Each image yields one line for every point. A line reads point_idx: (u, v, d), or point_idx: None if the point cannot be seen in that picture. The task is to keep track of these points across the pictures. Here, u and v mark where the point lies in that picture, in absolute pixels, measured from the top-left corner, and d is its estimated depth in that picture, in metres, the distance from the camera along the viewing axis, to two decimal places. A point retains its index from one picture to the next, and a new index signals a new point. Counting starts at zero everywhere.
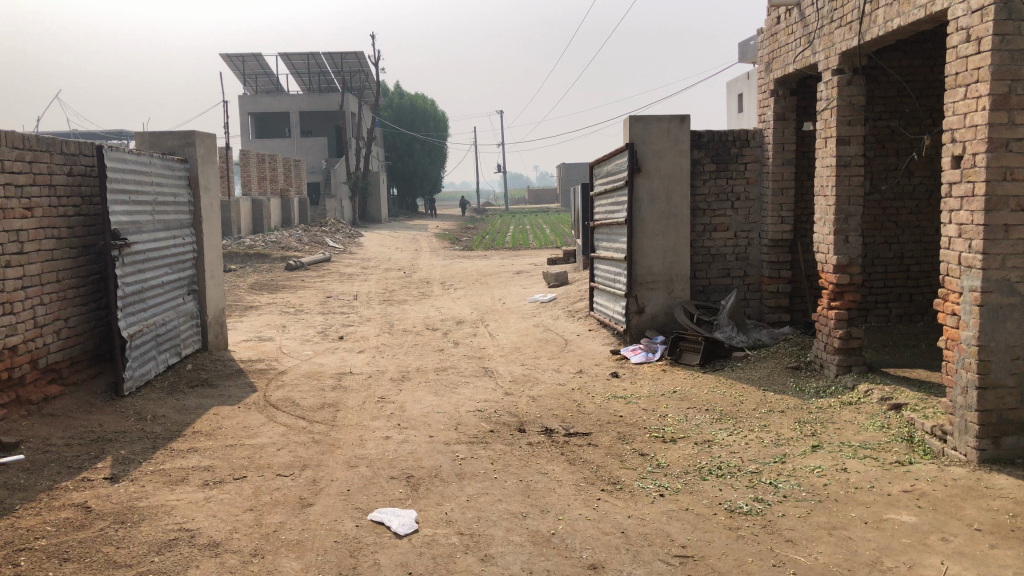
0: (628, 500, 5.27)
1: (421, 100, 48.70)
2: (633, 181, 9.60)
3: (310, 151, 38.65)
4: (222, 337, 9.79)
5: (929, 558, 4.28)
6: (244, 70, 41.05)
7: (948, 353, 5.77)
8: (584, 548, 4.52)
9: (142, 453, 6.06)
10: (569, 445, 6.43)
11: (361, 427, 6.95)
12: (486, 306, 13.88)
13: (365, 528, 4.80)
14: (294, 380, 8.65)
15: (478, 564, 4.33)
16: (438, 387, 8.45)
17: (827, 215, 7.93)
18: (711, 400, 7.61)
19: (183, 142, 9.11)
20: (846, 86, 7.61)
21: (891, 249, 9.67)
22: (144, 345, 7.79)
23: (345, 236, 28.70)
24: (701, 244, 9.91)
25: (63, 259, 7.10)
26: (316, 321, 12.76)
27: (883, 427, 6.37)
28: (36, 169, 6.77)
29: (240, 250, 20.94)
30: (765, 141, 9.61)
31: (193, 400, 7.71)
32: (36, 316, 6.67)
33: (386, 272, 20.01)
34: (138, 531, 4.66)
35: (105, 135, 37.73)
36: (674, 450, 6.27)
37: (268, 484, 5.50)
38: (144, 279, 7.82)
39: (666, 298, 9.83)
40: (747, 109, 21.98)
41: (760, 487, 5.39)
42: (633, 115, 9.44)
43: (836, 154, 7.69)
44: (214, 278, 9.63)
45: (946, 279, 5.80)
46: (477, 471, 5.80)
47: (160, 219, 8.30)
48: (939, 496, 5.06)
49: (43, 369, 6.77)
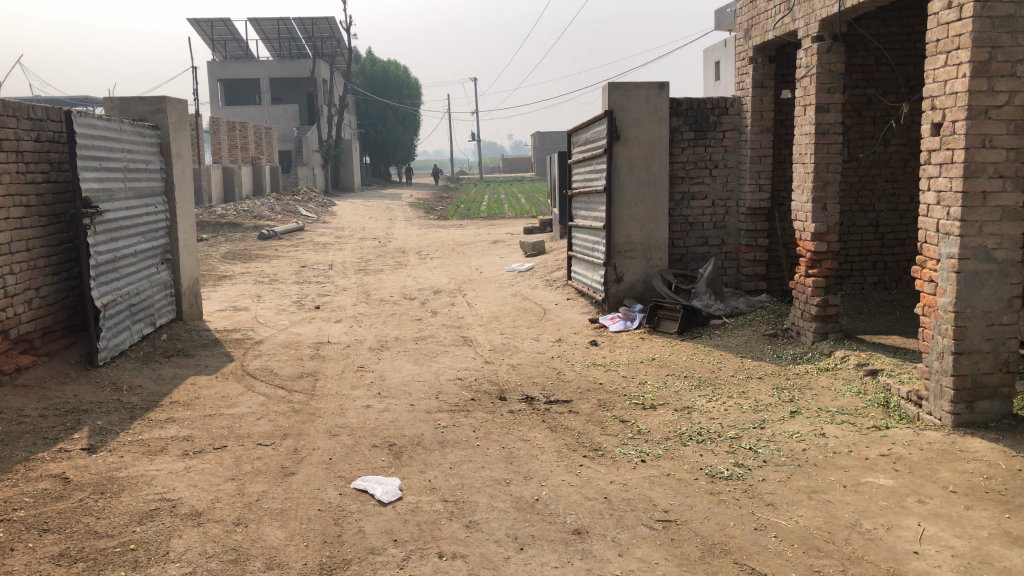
0: (610, 466, 5.31)
1: (394, 65, 48.19)
2: (612, 149, 9.56)
3: (281, 118, 38.08)
4: (197, 307, 9.68)
5: (907, 520, 4.36)
6: (214, 35, 40.27)
7: (924, 320, 5.84)
8: (569, 514, 4.55)
9: (119, 424, 5.99)
10: (550, 413, 6.45)
11: (341, 396, 6.91)
12: (463, 276, 13.83)
13: (349, 496, 4.79)
14: (271, 350, 8.58)
15: (463, 531, 4.34)
16: (417, 355, 8.43)
17: (805, 182, 7.95)
18: (689, 367, 7.66)
19: (154, 108, 8.90)
20: (826, 53, 7.61)
21: (866, 217, 9.75)
22: (117, 315, 7.67)
23: (318, 205, 28.41)
24: (680, 212, 9.91)
25: (33, 227, 6.93)
26: (291, 290, 12.64)
27: (860, 393, 6.47)
28: (3, 135, 6.57)
29: (212, 220, 20.66)
30: (744, 109, 9.62)
31: (169, 370, 7.62)
32: (7, 286, 6.53)
33: (361, 241, 19.87)
34: (118, 501, 4.61)
35: (70, 102, 37.08)
36: (655, 417, 6.30)
37: (248, 453, 5.46)
38: (116, 248, 7.68)
39: (644, 267, 9.86)
40: (724, 76, 21.94)
41: (740, 452, 5.45)
42: (612, 82, 9.37)
43: (815, 121, 7.70)
44: (188, 246, 9.49)
45: (924, 246, 5.86)
46: (459, 439, 5.80)
47: (132, 187, 8.13)
48: (915, 459, 5.15)
49: (15, 339, 6.64)
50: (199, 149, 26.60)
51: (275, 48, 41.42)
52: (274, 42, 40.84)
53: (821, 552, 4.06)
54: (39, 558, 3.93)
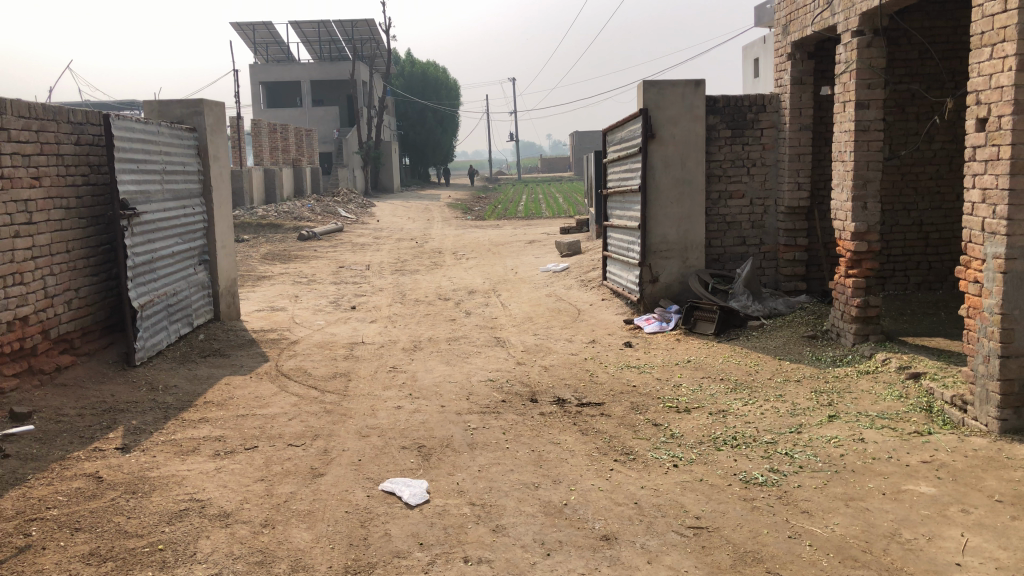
0: (642, 470, 5.22)
1: (433, 66, 48.30)
2: (647, 148, 9.44)
3: (322, 120, 38.47)
4: (234, 307, 9.79)
5: (949, 530, 4.20)
6: (255, 38, 40.84)
7: (969, 322, 5.66)
8: (597, 519, 4.47)
9: (154, 423, 6.05)
10: (581, 415, 6.38)
11: (372, 397, 6.92)
12: (498, 276, 13.80)
13: (376, 498, 4.78)
14: (306, 350, 8.63)
15: (489, 535, 4.29)
16: (450, 356, 8.41)
17: (845, 180, 7.76)
18: (726, 369, 7.52)
19: (191, 111, 9.02)
20: (866, 48, 7.41)
21: (910, 216, 9.50)
22: (155, 316, 7.77)
23: (356, 205, 28.59)
24: (717, 212, 9.76)
25: (72, 229, 7.04)
26: (328, 291, 12.73)
27: (901, 397, 6.28)
28: (43, 138, 6.68)
29: (253, 221, 20.90)
30: (783, 106, 9.44)
31: (205, 369, 7.71)
32: (47, 286, 6.64)
33: (398, 241, 20.01)
34: (149, 501, 4.64)
35: (116, 105, 37.90)
36: (688, 420, 6.19)
37: (278, 454, 5.48)
38: (153, 250, 7.77)
39: (680, 267, 9.72)
40: (764, 73, 21.63)
41: (775, 457, 5.32)
42: (647, 80, 9.26)
43: (855, 118, 7.51)
44: (226, 247, 9.59)
45: (968, 246, 5.67)
46: (489, 441, 5.76)
47: (170, 189, 8.24)
48: (959, 466, 4.97)
49: (55, 339, 6.75)
50: (241, 151, 26.94)
51: (315, 50, 41.84)
52: (315, 44, 41.27)
53: (858, 562, 3.93)
54: (70, 557, 3.97)
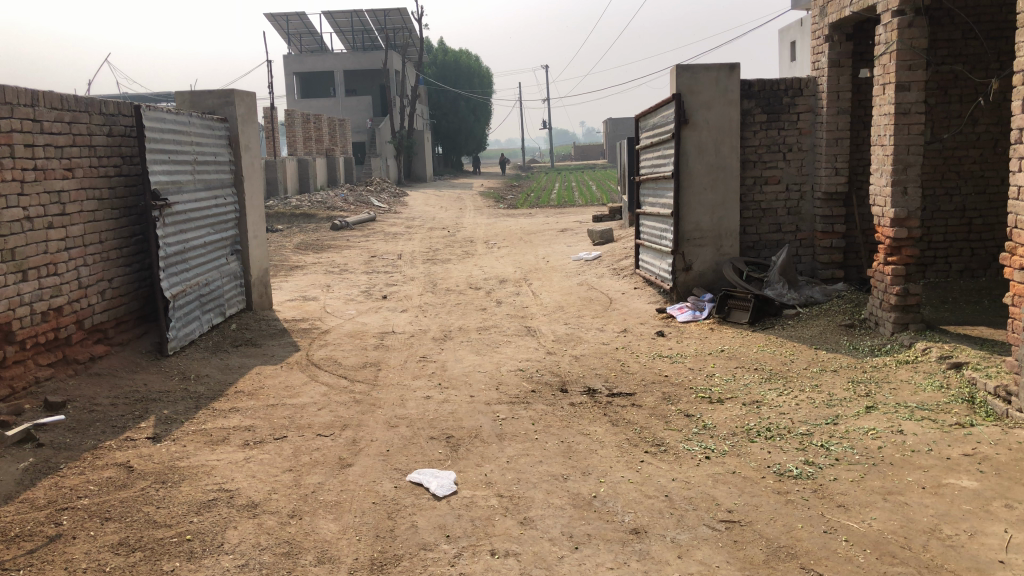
0: (673, 462, 5.12)
1: (466, 55, 48.13)
2: (680, 133, 9.28)
3: (355, 110, 38.66)
4: (266, 297, 9.85)
5: (992, 526, 4.06)
6: (289, 29, 41.03)
7: (1015, 310, 5.52)
8: (627, 512, 4.40)
9: (185, 413, 6.10)
10: (612, 406, 6.30)
11: (402, 386, 6.90)
12: (529, 265, 13.73)
13: (404, 489, 4.75)
14: (336, 339, 8.64)
15: (517, 528, 4.23)
16: (480, 346, 8.35)
17: (884, 165, 7.55)
18: (760, 359, 7.38)
19: (223, 101, 9.06)
20: (907, 28, 7.19)
21: (952, 201, 9.24)
22: (187, 305, 7.82)
23: (389, 195, 28.67)
24: (752, 198, 9.58)
25: (105, 220, 7.09)
26: (360, 280, 12.74)
27: (942, 387, 6.11)
28: (76, 129, 6.72)
29: (286, 211, 21.06)
30: (820, 89, 9.23)
31: (237, 359, 7.74)
32: (80, 277, 6.70)
33: (431, 230, 20.03)
34: (179, 490, 4.66)
35: (151, 97, 38.33)
36: (722, 411, 6.08)
37: (308, 444, 5.48)
38: (185, 241, 7.81)
39: (714, 254, 9.56)
40: (801, 58, 21.24)
41: (811, 449, 5.19)
42: (680, 64, 9.09)
43: (895, 101, 7.29)
44: (258, 238, 9.63)
45: (1014, 232, 5.53)
46: (518, 432, 5.70)
47: (201, 179, 8.27)
48: (1004, 460, 4.80)
49: (89, 329, 6.82)
50: (275, 142, 27.12)
51: (348, 40, 41.97)
52: (348, 34, 41.39)
53: (896, 559, 3.81)
54: (99, 546, 3.99)
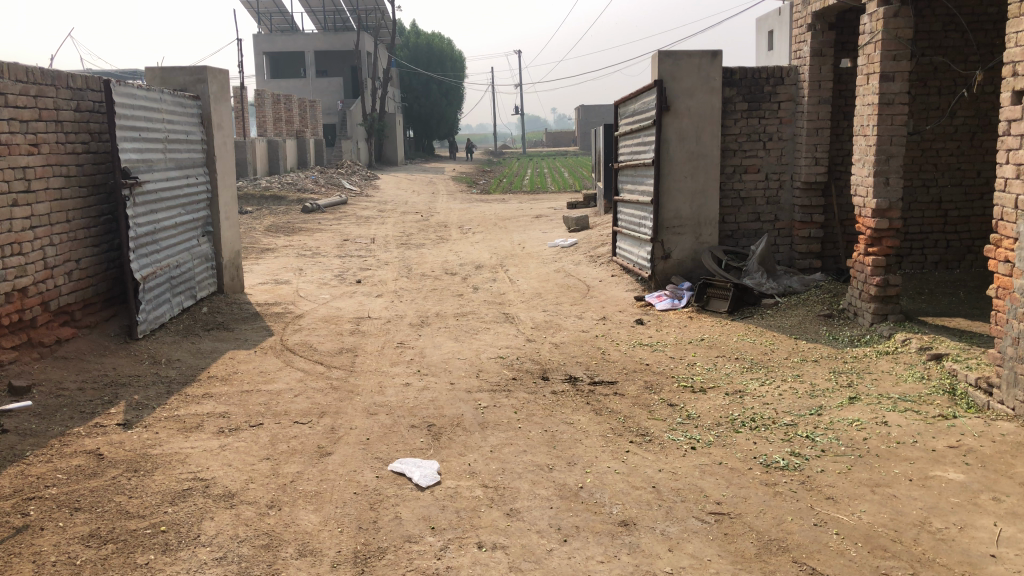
0: (659, 453, 5.06)
1: (439, 37, 47.68)
2: (662, 120, 9.19)
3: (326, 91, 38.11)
4: (238, 280, 9.62)
5: (981, 519, 4.04)
6: (259, 7, 40.30)
7: (999, 303, 5.54)
8: (614, 504, 4.32)
9: (156, 399, 5.91)
10: (594, 394, 6.22)
11: (380, 373, 6.76)
12: (505, 251, 13.61)
13: (386, 478, 4.63)
14: (311, 324, 8.46)
15: (504, 520, 4.14)
16: (459, 332, 8.23)
17: (867, 155, 7.53)
18: (741, 348, 7.35)
19: (194, 78, 8.79)
20: (892, 17, 7.16)
21: (929, 193, 9.28)
22: (157, 288, 7.59)
23: (360, 177, 28.33)
24: (731, 186, 9.53)
25: (72, 198, 6.85)
26: (333, 264, 12.52)
27: (923, 378, 6.12)
28: (42, 103, 6.45)
29: (256, 192, 20.71)
30: (801, 78, 9.20)
31: (209, 343, 7.54)
32: (46, 257, 6.46)
33: (404, 214, 19.81)
34: (151, 479, 4.50)
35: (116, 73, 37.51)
36: (705, 400, 6.03)
37: (284, 432, 5.33)
38: (155, 221, 7.58)
39: (693, 243, 9.51)
40: (777, 48, 21.30)
41: (796, 440, 5.16)
42: (662, 50, 8.99)
43: (879, 91, 7.27)
44: (229, 219, 9.39)
45: (1000, 224, 5.53)
46: (500, 420, 5.60)
47: (172, 158, 8.02)
48: (988, 452, 4.80)
49: (55, 311, 6.59)
50: (244, 122, 26.65)
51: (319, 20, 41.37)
52: (319, 14, 40.78)
53: (887, 552, 3.78)
54: (69, 538, 3.82)
